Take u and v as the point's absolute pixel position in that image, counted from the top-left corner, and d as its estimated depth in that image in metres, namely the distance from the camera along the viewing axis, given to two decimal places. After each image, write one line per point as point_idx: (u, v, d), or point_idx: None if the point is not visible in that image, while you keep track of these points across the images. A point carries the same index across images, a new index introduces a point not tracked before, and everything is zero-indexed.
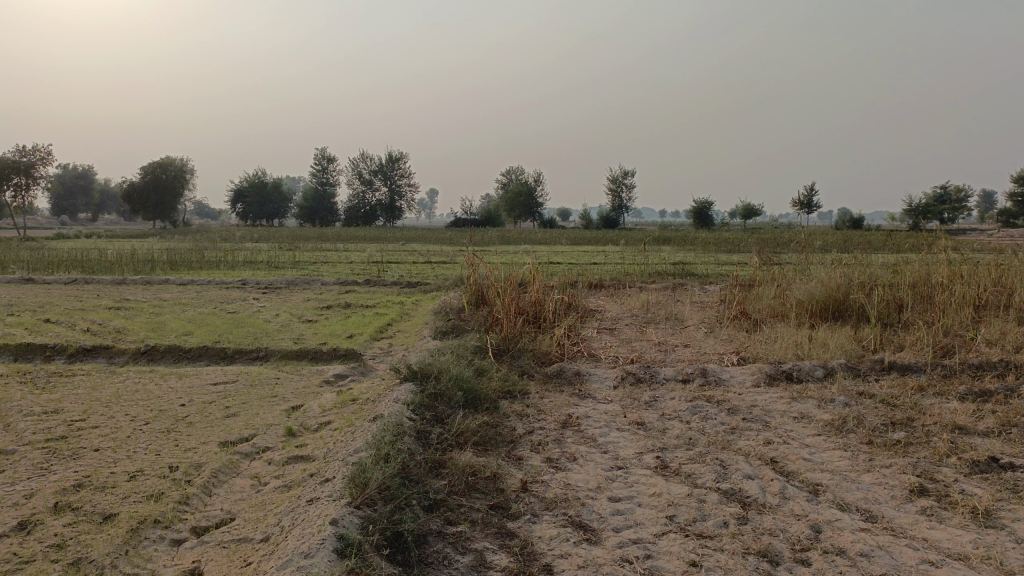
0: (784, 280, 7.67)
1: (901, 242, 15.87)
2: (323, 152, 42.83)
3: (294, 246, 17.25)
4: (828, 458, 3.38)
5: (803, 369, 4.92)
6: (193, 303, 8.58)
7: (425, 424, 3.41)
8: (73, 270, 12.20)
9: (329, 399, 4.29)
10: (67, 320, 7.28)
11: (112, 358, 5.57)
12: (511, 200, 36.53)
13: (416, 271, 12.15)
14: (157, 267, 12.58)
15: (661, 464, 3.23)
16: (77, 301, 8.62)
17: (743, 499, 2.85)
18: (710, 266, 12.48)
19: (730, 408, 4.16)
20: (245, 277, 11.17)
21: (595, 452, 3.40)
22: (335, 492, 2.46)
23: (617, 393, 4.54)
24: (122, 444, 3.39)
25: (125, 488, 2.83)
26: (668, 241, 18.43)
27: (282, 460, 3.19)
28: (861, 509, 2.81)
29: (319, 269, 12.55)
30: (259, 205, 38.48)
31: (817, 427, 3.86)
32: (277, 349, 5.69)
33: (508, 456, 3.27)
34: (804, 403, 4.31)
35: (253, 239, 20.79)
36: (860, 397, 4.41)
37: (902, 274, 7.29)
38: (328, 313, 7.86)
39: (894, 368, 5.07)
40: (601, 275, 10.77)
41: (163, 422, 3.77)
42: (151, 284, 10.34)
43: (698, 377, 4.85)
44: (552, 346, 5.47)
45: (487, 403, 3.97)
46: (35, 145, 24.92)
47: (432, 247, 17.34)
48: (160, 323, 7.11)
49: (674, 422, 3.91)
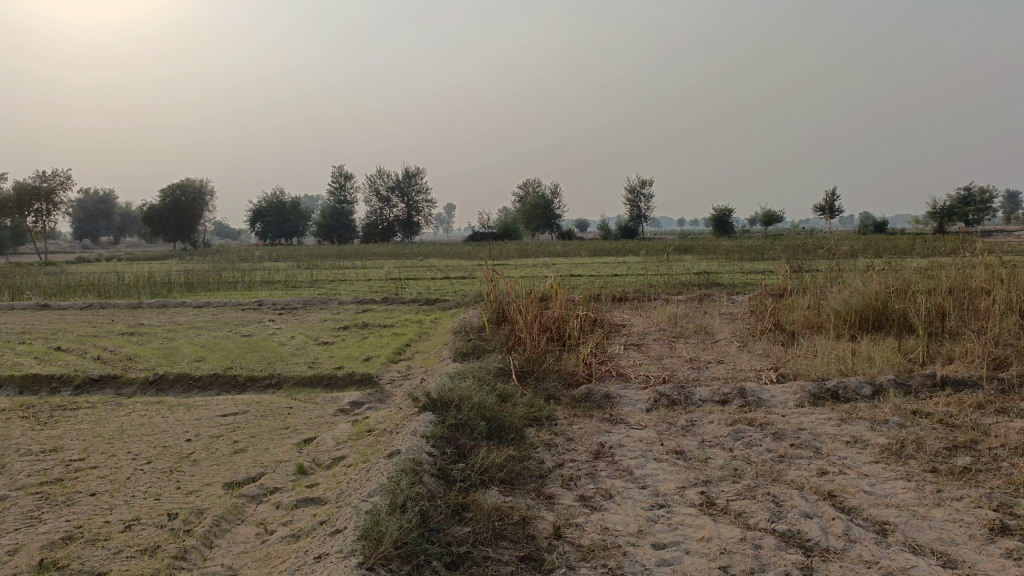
0: (817, 287, 7.31)
1: (929, 245, 15.39)
2: (340, 169, 42.83)
3: (312, 264, 17.07)
4: (891, 490, 3.06)
5: (849, 387, 4.59)
6: (208, 326, 8.39)
7: (446, 460, 3.14)
8: (90, 294, 12.06)
9: (344, 430, 4.02)
10: (78, 347, 7.08)
11: (121, 388, 5.35)
12: (529, 212, 36.25)
13: (434, 287, 11.91)
14: (174, 289, 12.42)
15: (707, 501, 2.92)
16: (90, 327, 8.46)
17: (804, 545, 2.54)
18: (736, 275, 12.10)
19: (776, 432, 3.84)
20: (261, 297, 10.98)
21: (633, 488, 3.10)
22: (347, 548, 2.19)
23: (651, 417, 4.23)
24: (119, 487, 3.14)
25: (117, 541, 2.57)
26: (689, 250, 18.04)
27: (291, 504, 2.92)
28: (937, 552, 2.49)
29: (336, 288, 12.32)
30: (278, 224, 38.52)
31: (873, 453, 3.53)
32: (291, 375, 5.44)
33: (537, 494, 2.98)
34: (855, 425, 3.98)
35: (272, 257, 20.74)
36: (915, 417, 4.07)
37: (942, 279, 6.92)
38: (345, 334, 7.61)
39: (947, 383, 4.71)
40: (624, 287, 10.44)
41: (167, 461, 3.51)
42: (167, 308, 10.15)
43: (736, 398, 4.52)
44: (579, 366, 5.17)
45: (513, 432, 3.67)
46: (56, 170, 25.03)
47: (450, 263, 17.09)
48: (173, 348, 6.90)
49: (716, 450, 3.60)
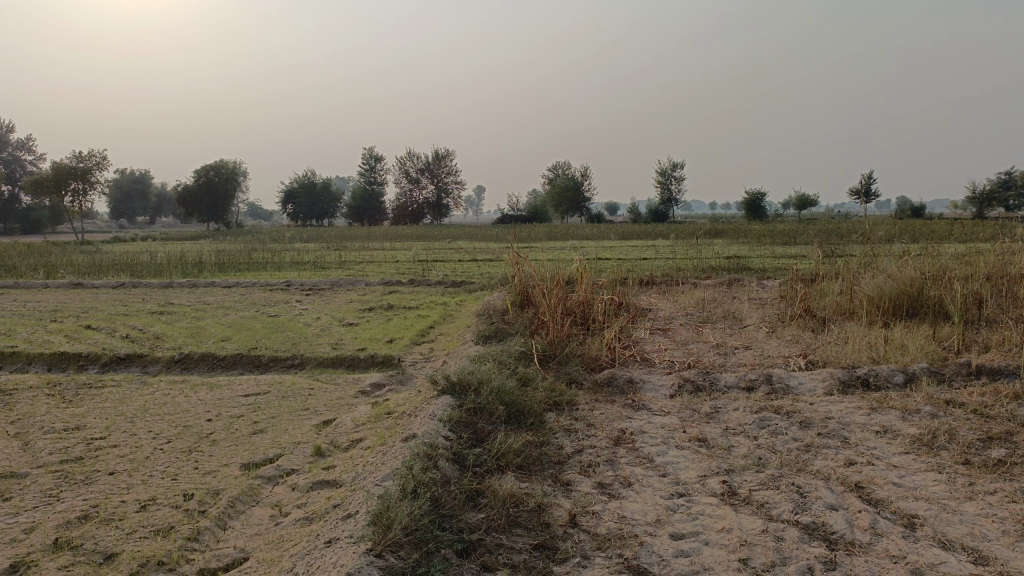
0: (850, 273, 7.14)
1: (968, 231, 14.99)
2: (370, 151, 42.92)
3: (341, 246, 17.12)
4: (921, 482, 2.96)
5: (881, 375, 4.47)
6: (235, 306, 8.45)
7: (462, 445, 3.10)
8: (123, 274, 12.23)
9: (363, 413, 4.00)
10: (108, 326, 7.16)
11: (146, 367, 5.40)
12: (558, 195, 36.05)
13: (461, 269, 11.88)
14: (205, 270, 12.55)
15: (728, 491, 2.85)
16: (121, 306, 8.56)
17: (827, 538, 2.46)
18: (767, 260, 11.89)
19: (803, 421, 3.75)
20: (289, 278, 11.04)
21: (652, 475, 3.03)
22: (357, 534, 2.17)
23: (674, 404, 4.15)
24: (138, 466, 3.15)
25: (132, 521, 2.58)
26: (721, 234, 17.78)
27: (307, 486, 2.91)
28: (968, 548, 2.40)
29: (364, 269, 12.35)
30: (308, 206, 38.79)
31: (903, 443, 3.42)
32: (313, 356, 5.45)
33: (554, 481, 2.93)
34: (885, 415, 3.86)
35: (301, 239, 20.89)
36: (948, 407, 3.94)
37: (980, 265, 6.71)
38: (369, 315, 7.62)
39: (983, 372, 4.55)
40: (652, 271, 10.31)
41: (186, 440, 3.52)
42: (197, 288, 10.25)
43: (763, 385, 4.43)
44: (602, 351, 5.10)
45: (532, 417, 3.62)
46: (92, 150, 25.38)
47: (477, 245, 17.05)
48: (199, 328, 6.95)
49: (740, 439, 3.52)
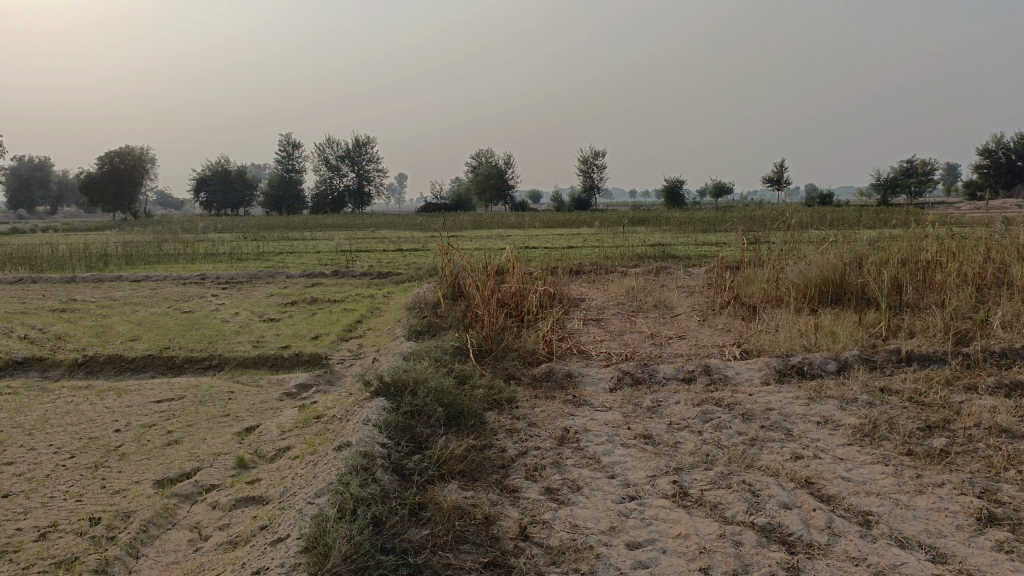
0: (775, 261, 7.22)
1: (876, 218, 15.56)
2: (286, 137, 41.62)
3: (259, 236, 16.45)
4: (869, 476, 2.93)
5: (815, 363, 4.48)
6: (146, 301, 7.95)
7: (400, 452, 2.90)
8: (21, 268, 11.38)
9: (290, 417, 3.74)
10: (3, 325, 6.59)
11: (46, 371, 4.97)
12: (481, 183, 35.80)
13: (386, 260, 11.58)
14: (111, 262, 11.81)
15: (680, 492, 2.74)
16: (18, 303, 7.92)
17: (785, 540, 2.38)
18: (690, 247, 12.02)
19: (745, 413, 3.69)
20: (204, 271, 10.50)
21: (601, 478, 2.90)
22: (290, 564, 1.96)
23: (615, 398, 4.05)
24: (36, 487, 2.82)
25: (28, 553, 2.28)
26: (643, 222, 17.93)
27: (229, 504, 2.65)
28: (924, 545, 2.36)
29: (283, 261, 11.86)
30: (223, 193, 37.38)
31: (846, 434, 3.41)
32: (232, 356, 5.12)
33: (500, 488, 2.76)
34: (824, 404, 3.85)
35: (217, 229, 20.04)
36: (884, 395, 3.97)
37: (897, 251, 6.87)
38: (292, 310, 7.26)
39: (912, 359, 4.62)
40: (579, 259, 10.26)
41: (91, 455, 3.20)
42: (103, 282, 9.61)
43: (701, 375, 4.37)
44: (539, 344, 4.96)
45: (472, 418, 3.44)
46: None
47: (402, 234, 16.71)
48: (106, 326, 6.48)
49: (685, 434, 3.43)
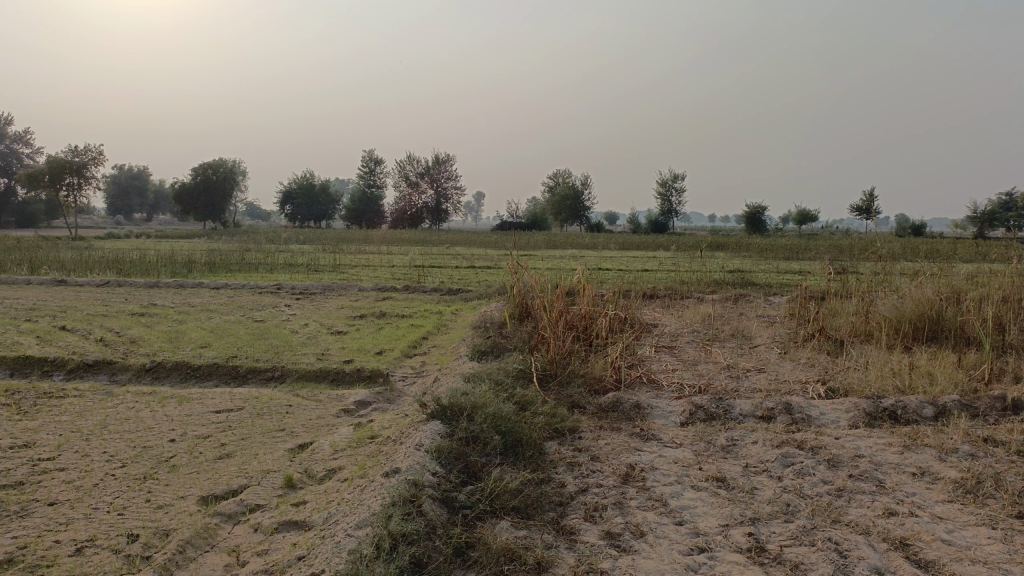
0: (864, 292, 6.77)
1: (974, 251, 14.60)
2: (369, 155, 42.56)
3: (337, 249, 16.68)
4: (975, 541, 2.59)
5: (909, 407, 4.09)
6: (221, 309, 8.06)
7: (452, 483, 2.72)
8: (110, 272, 11.77)
9: (344, 436, 3.62)
10: (83, 327, 6.76)
11: (115, 375, 5.02)
12: (558, 203, 35.65)
13: (459, 277, 11.50)
14: (194, 269, 12.13)
15: (756, 546, 2.47)
16: (102, 306, 8.15)
17: None
18: (771, 275, 11.53)
19: (831, 459, 3.37)
20: (281, 281, 10.64)
21: (668, 524, 2.65)
22: None
23: (686, 434, 3.77)
24: (83, 496, 2.77)
25: (62, 569, 2.20)
26: (722, 247, 17.41)
27: (270, 527, 2.52)
28: None
29: (358, 274, 11.94)
30: (307, 207, 38.36)
31: (946, 489, 3.05)
32: (294, 368, 5.06)
33: (556, 529, 2.55)
34: (920, 454, 3.49)
35: (297, 241, 20.46)
36: (989, 447, 3.56)
37: (1001, 287, 6.33)
38: (360, 323, 7.21)
39: (1020, 407, 4.17)
40: (654, 283, 9.95)
41: (142, 465, 3.14)
42: (184, 289, 9.84)
43: (781, 414, 4.04)
44: (606, 371, 4.72)
45: (532, 449, 3.24)
46: (89, 146, 24.90)
47: (476, 251, 16.67)
48: (179, 332, 6.56)
49: (762, 479, 3.14)
